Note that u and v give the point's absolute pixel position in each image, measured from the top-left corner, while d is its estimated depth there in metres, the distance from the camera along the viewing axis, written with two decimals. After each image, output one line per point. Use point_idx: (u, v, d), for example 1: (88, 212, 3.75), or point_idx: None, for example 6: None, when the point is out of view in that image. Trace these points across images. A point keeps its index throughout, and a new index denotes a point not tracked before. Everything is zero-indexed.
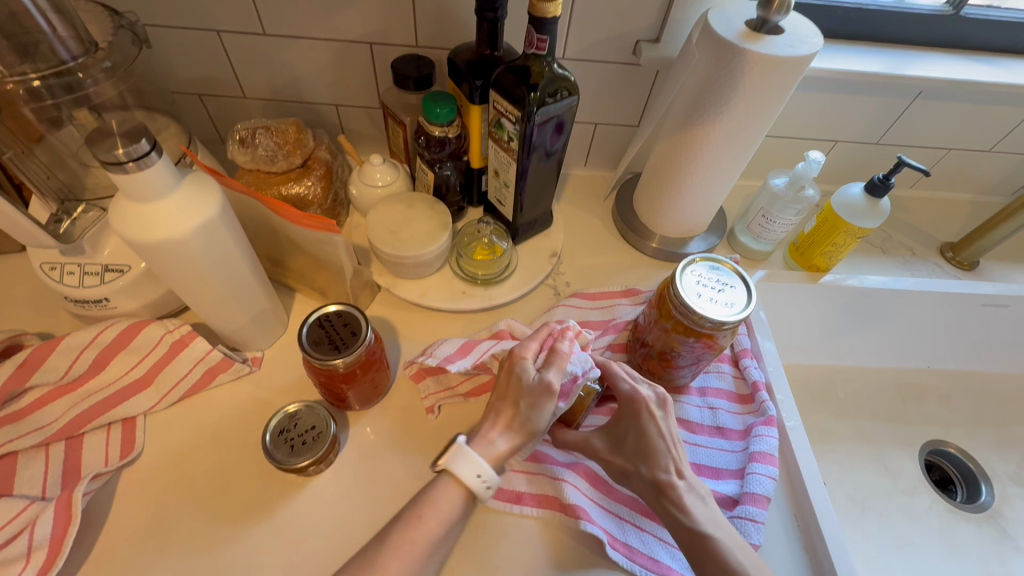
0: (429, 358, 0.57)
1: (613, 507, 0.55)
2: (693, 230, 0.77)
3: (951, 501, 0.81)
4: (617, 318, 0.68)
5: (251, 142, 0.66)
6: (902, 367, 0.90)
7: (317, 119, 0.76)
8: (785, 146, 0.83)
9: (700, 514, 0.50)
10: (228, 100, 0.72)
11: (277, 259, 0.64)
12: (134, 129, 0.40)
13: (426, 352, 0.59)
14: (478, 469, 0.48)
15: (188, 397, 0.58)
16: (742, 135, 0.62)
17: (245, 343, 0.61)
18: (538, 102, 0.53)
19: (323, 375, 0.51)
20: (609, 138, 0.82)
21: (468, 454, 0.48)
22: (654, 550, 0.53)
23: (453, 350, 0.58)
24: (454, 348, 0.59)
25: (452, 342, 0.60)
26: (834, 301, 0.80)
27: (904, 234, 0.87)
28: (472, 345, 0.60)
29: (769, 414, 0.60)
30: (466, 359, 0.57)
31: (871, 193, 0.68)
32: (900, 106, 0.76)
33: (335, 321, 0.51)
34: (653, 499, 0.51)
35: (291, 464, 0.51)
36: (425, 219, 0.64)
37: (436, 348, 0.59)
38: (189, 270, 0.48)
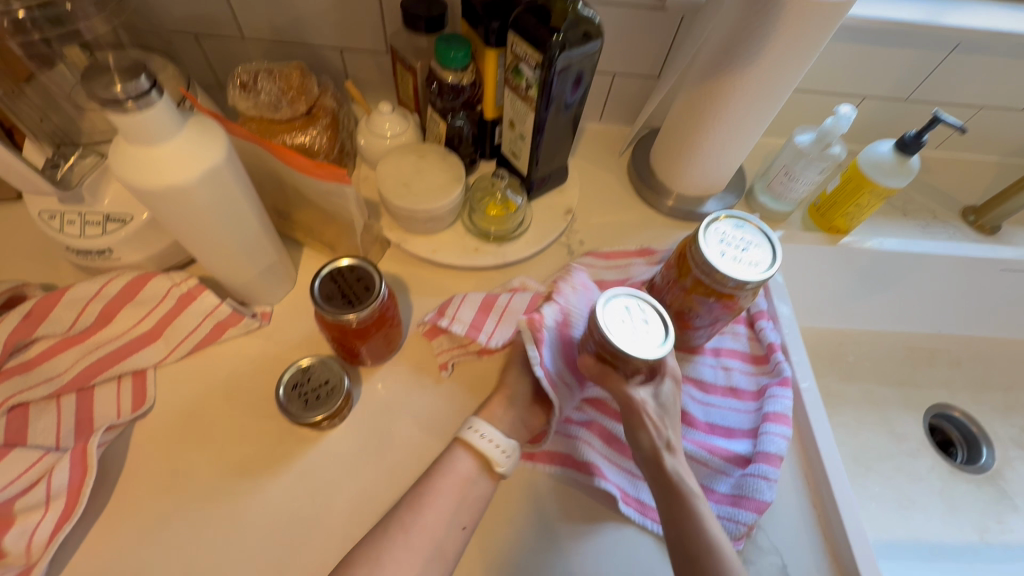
0: (454, 324, 0.57)
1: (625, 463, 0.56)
2: (713, 187, 0.74)
3: (952, 463, 0.82)
4: (631, 278, 0.67)
5: (254, 87, 0.63)
6: (913, 332, 0.90)
7: (321, 65, 0.72)
8: (810, 102, 0.79)
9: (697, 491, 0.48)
10: (226, 41, 0.68)
11: (285, 211, 0.62)
12: (132, 65, 0.37)
13: (445, 314, 0.58)
14: (478, 427, 0.50)
15: (198, 350, 0.58)
16: (773, 84, 0.59)
17: (255, 297, 0.59)
18: (561, 46, 0.50)
19: (336, 330, 0.50)
20: (626, 90, 0.78)
21: (473, 420, 0.51)
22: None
23: (475, 312, 0.58)
24: (475, 310, 0.58)
25: (472, 301, 0.59)
26: (851, 264, 0.78)
27: (927, 196, 0.85)
28: (494, 300, 0.59)
29: (784, 375, 0.60)
30: (491, 322, 0.58)
31: (901, 150, 0.66)
32: (936, 59, 0.72)
33: (348, 276, 0.50)
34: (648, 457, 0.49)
35: (306, 419, 0.51)
36: (437, 171, 0.62)
37: (456, 311, 0.58)
38: (195, 219, 0.46)
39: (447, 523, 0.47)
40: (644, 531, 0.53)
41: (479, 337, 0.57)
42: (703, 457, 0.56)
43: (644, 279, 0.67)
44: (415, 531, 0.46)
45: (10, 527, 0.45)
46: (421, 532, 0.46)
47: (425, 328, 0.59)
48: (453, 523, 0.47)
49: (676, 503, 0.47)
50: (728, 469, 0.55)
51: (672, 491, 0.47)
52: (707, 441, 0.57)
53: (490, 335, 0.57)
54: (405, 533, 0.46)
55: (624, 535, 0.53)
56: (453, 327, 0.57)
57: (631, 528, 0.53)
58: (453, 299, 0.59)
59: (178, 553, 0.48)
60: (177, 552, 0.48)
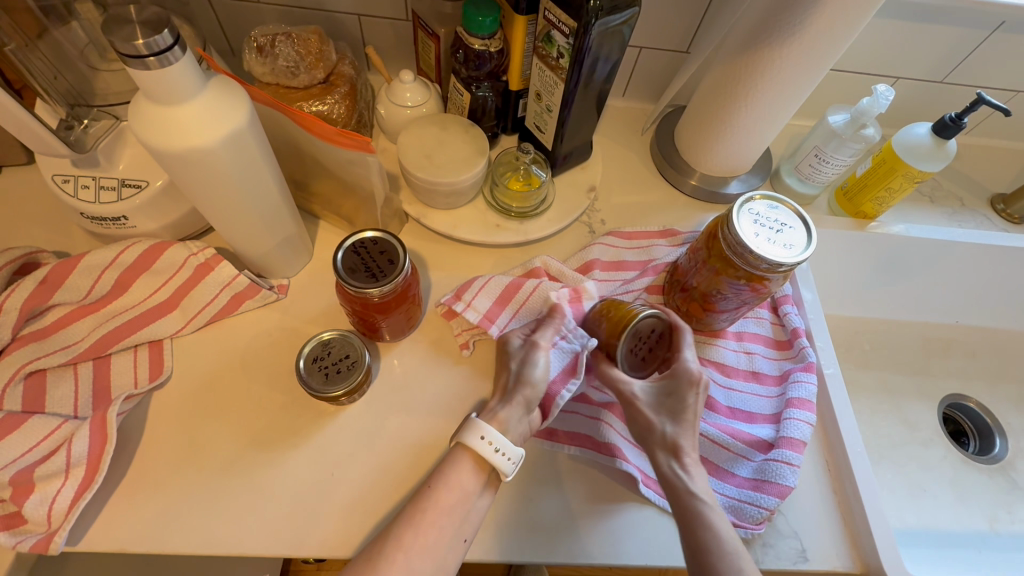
0: (469, 313, 0.56)
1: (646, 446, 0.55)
2: (738, 168, 0.72)
3: (965, 453, 0.81)
4: (653, 262, 0.65)
5: (271, 51, 0.60)
6: (932, 322, 0.88)
7: (337, 31, 0.69)
8: (842, 82, 0.76)
9: (701, 488, 0.48)
10: (239, 4, 0.65)
11: (303, 182, 0.61)
12: (155, 18, 0.35)
13: (463, 300, 0.57)
14: (484, 433, 0.48)
15: (215, 322, 0.57)
16: (811, 60, 0.56)
17: (273, 269, 0.58)
18: (598, 12, 0.48)
19: (358, 304, 0.49)
20: (653, 65, 0.75)
21: (479, 425, 0.48)
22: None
23: (492, 303, 0.57)
24: (492, 300, 0.57)
25: (489, 289, 0.58)
26: (875, 251, 0.77)
27: (955, 183, 0.83)
28: (515, 290, 0.58)
29: (809, 361, 0.59)
30: (505, 315, 0.57)
31: (939, 133, 0.64)
32: (977, 38, 0.69)
33: (371, 247, 0.48)
34: (663, 456, 0.49)
35: (327, 393, 0.50)
36: (460, 143, 0.60)
37: (474, 298, 0.57)
38: (215, 186, 0.45)
39: (449, 540, 0.45)
40: (663, 513, 0.53)
41: (491, 329, 0.56)
42: (726, 441, 0.55)
43: (664, 263, 0.65)
44: (416, 554, 0.43)
45: (30, 493, 0.44)
46: (421, 549, 0.44)
47: (443, 309, 0.58)
48: (455, 538, 0.45)
49: (683, 511, 0.47)
50: (750, 453, 0.55)
51: (680, 496, 0.47)
52: (729, 425, 0.56)
53: (503, 327, 0.57)
54: (403, 554, 0.43)
55: (644, 516, 0.52)
56: (468, 315, 0.56)
57: (651, 509, 0.53)
58: (473, 284, 0.58)
59: (198, 523, 0.48)
60: (197, 521, 0.48)
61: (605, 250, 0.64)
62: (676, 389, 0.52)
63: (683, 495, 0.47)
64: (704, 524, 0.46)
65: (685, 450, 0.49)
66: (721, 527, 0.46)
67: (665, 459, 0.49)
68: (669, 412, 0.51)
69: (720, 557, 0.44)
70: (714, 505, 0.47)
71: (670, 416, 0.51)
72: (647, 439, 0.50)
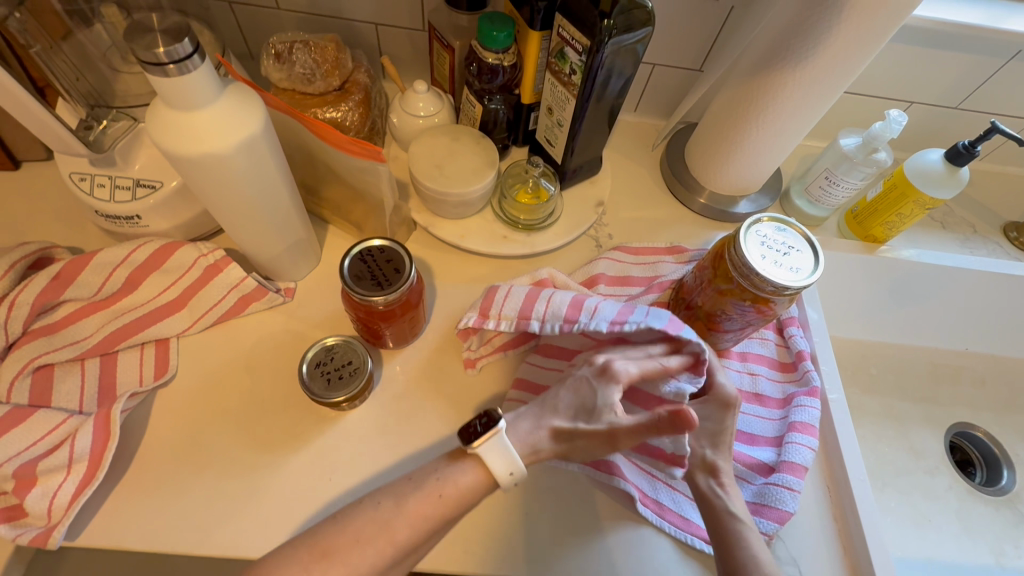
0: (501, 324, 0.53)
1: (646, 465, 0.55)
2: (748, 188, 0.72)
3: (971, 483, 0.80)
4: (660, 277, 0.64)
5: (288, 57, 0.61)
6: (939, 348, 0.88)
7: (355, 40, 0.71)
8: (855, 105, 0.76)
9: (739, 507, 0.48)
10: (261, 10, 0.67)
11: (313, 187, 0.61)
12: (175, 27, 0.36)
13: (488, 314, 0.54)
14: (509, 459, 0.43)
15: (221, 322, 0.57)
16: (825, 85, 0.56)
17: (280, 273, 0.59)
18: (611, 31, 0.48)
19: (362, 311, 0.50)
20: (665, 82, 0.76)
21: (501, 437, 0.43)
22: (685, 509, 0.53)
23: (519, 310, 0.52)
24: (519, 305, 0.53)
25: (515, 293, 0.53)
26: (883, 276, 0.76)
27: (968, 209, 0.82)
28: (539, 295, 0.52)
29: (813, 385, 0.59)
30: (538, 313, 0.51)
31: (953, 160, 0.64)
32: (993, 66, 0.69)
33: (377, 257, 0.49)
34: (700, 478, 0.50)
35: (328, 399, 0.50)
36: (471, 154, 0.60)
37: (500, 311, 0.53)
38: (229, 191, 0.45)
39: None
40: (661, 533, 0.52)
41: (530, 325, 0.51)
42: None
43: (671, 279, 0.64)
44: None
45: (32, 487, 0.45)
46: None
47: (460, 329, 0.56)
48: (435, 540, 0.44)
49: (719, 531, 0.47)
50: (750, 476, 0.54)
51: (716, 515, 0.48)
52: None
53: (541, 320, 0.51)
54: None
55: (640, 536, 0.52)
56: (501, 326, 0.53)
57: (647, 529, 0.52)
58: (496, 295, 0.53)
59: (196, 523, 0.48)
60: (195, 521, 0.48)
61: (611, 265, 0.65)
62: (713, 413, 0.51)
63: (724, 516, 0.48)
64: (743, 545, 0.46)
65: (722, 471, 0.50)
66: (756, 547, 0.46)
67: (703, 478, 0.50)
68: (707, 434, 0.50)
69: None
70: (750, 526, 0.47)
71: (711, 445, 0.51)
72: (685, 460, 0.51)
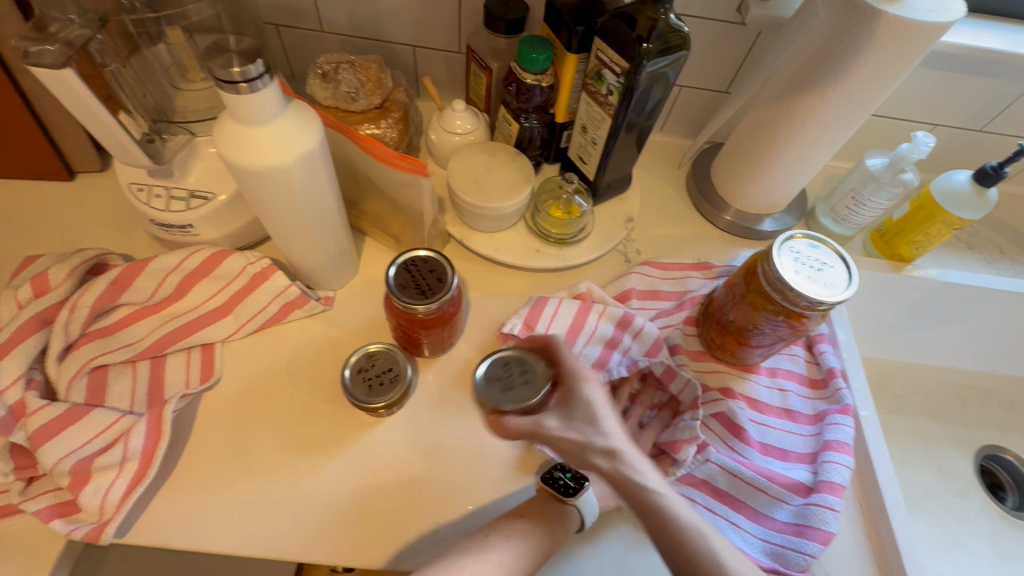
0: None
1: (682, 490, 0.55)
2: (775, 206, 0.74)
3: (1002, 507, 0.79)
4: (689, 295, 0.66)
5: (334, 77, 0.65)
6: (967, 369, 0.87)
7: (393, 61, 0.76)
8: (879, 126, 0.78)
9: (653, 481, 0.46)
10: (306, 33, 0.73)
11: (354, 199, 0.64)
12: (251, 49, 0.39)
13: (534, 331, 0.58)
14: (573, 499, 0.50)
15: (263, 329, 0.59)
16: (855, 107, 0.58)
17: (321, 281, 0.61)
18: (649, 56, 0.50)
19: (404, 318, 0.51)
20: (692, 103, 0.78)
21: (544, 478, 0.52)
22: (727, 532, 0.53)
23: (565, 331, 0.58)
24: (565, 328, 0.58)
25: (560, 317, 0.59)
26: (912, 295, 0.76)
27: (994, 231, 0.83)
28: (583, 319, 0.59)
29: (845, 402, 0.59)
30: (579, 341, 0.58)
31: (980, 181, 0.64)
32: (1018, 90, 0.71)
33: (421, 266, 0.50)
34: (606, 466, 0.48)
35: (370, 404, 0.51)
36: (506, 169, 0.62)
37: (547, 327, 0.58)
38: (284, 201, 0.48)
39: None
40: None
41: None
42: (763, 484, 0.54)
43: (698, 296, 0.66)
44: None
45: (87, 483, 0.46)
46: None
47: (501, 332, 0.59)
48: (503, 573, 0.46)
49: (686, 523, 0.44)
50: (788, 497, 0.54)
51: (634, 499, 0.45)
52: (766, 466, 0.56)
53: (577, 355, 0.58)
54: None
55: None
56: None
57: None
58: (545, 311, 0.59)
59: (240, 525, 0.49)
60: (240, 522, 0.49)
61: (641, 279, 0.65)
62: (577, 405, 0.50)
63: (670, 520, 0.44)
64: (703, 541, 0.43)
65: (624, 451, 0.48)
66: (714, 544, 0.44)
67: (603, 462, 0.48)
68: (585, 418, 0.50)
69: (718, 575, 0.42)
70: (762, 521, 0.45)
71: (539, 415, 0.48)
72: (580, 452, 0.49)
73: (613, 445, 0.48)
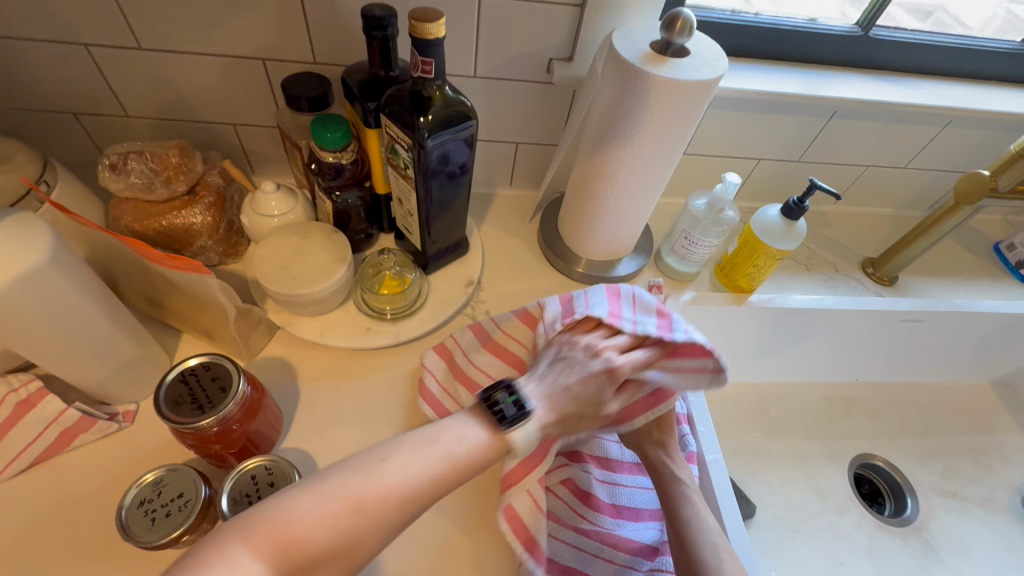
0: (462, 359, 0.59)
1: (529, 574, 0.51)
2: (619, 252, 0.74)
3: (878, 516, 0.81)
4: (603, 362, 0.47)
5: (123, 167, 0.59)
6: (831, 382, 0.91)
7: (214, 140, 0.73)
8: (708, 165, 0.82)
9: (684, 474, 0.54)
10: (110, 119, 0.69)
11: (156, 298, 0.58)
12: None
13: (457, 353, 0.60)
14: (462, 434, 0.41)
15: (43, 461, 0.52)
16: (657, 157, 0.59)
17: (114, 396, 0.54)
18: (429, 129, 0.50)
19: (190, 438, 0.46)
20: (531, 158, 0.79)
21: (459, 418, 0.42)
22: None
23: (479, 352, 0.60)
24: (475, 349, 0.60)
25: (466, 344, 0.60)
26: (762, 322, 0.79)
27: (827, 250, 0.88)
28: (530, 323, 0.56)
29: (690, 451, 0.59)
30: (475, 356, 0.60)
31: (787, 216, 0.68)
32: (819, 124, 0.77)
33: (201, 375, 0.46)
34: (647, 454, 0.56)
35: (150, 541, 0.44)
36: (320, 251, 0.59)
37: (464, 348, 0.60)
38: (18, 323, 0.42)
39: None
40: None
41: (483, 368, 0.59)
42: (608, 553, 0.53)
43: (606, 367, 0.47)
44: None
45: None
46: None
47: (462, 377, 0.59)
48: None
49: (669, 499, 0.53)
50: (636, 563, 0.53)
51: (663, 488, 0.54)
52: (613, 531, 0.54)
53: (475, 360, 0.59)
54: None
55: None
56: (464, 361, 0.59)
57: None
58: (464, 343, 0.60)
59: None
60: None
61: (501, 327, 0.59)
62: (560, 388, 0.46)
63: (684, 508, 0.51)
64: (684, 504, 0.52)
65: (668, 445, 0.56)
66: (683, 502, 0.52)
67: (655, 455, 0.56)
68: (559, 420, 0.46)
69: (700, 525, 0.50)
70: (694, 489, 0.53)
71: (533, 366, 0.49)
72: (638, 442, 0.57)
73: (658, 447, 0.56)
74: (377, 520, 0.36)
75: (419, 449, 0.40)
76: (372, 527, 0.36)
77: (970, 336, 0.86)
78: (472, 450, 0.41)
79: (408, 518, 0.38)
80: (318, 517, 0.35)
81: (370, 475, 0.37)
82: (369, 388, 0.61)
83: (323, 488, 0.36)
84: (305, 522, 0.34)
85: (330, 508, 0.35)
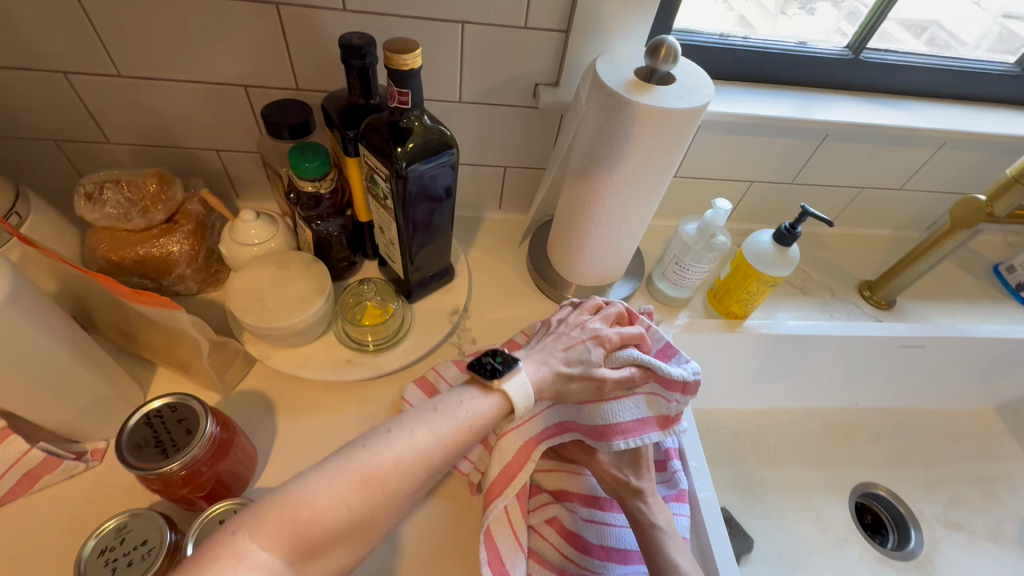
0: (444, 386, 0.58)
1: None
2: (609, 278, 0.73)
3: (881, 548, 0.78)
4: (591, 331, 0.53)
5: (99, 197, 0.58)
6: (830, 408, 0.88)
7: (198, 166, 0.72)
8: (700, 188, 0.81)
9: (661, 520, 0.52)
10: (92, 146, 0.68)
11: (129, 331, 0.57)
12: None
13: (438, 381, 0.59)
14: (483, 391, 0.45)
15: (6, 503, 0.50)
16: (644, 183, 0.58)
17: (83, 435, 0.52)
18: (407, 158, 0.48)
19: (155, 484, 0.44)
20: (520, 182, 0.78)
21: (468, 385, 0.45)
22: None
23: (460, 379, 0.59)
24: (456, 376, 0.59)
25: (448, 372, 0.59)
26: (757, 349, 0.77)
27: (824, 273, 0.87)
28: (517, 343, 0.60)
29: (680, 489, 0.58)
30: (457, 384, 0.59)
31: (779, 241, 0.66)
32: (811, 147, 0.75)
33: (167, 417, 0.44)
34: (627, 499, 0.53)
35: None
36: (299, 281, 0.57)
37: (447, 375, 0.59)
38: None
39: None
40: None
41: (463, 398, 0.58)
42: None
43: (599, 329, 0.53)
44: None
45: None
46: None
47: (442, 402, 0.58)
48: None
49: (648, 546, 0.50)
50: None
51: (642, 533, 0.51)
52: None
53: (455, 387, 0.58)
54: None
55: None
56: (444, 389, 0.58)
57: None
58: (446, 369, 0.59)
59: None
60: None
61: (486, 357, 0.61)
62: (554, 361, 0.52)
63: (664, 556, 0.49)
64: (666, 552, 0.49)
65: (647, 489, 0.53)
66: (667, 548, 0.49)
67: (632, 501, 0.53)
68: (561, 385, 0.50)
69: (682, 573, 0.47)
70: (673, 535, 0.51)
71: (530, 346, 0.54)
72: (617, 491, 0.54)
73: (638, 488, 0.53)
74: (389, 490, 0.38)
75: (427, 418, 0.41)
76: (400, 483, 0.38)
77: (971, 361, 0.84)
78: (484, 412, 0.44)
79: (431, 474, 0.40)
80: (331, 496, 0.35)
81: (375, 448, 0.38)
82: (349, 423, 0.59)
83: (333, 468, 0.36)
84: (318, 502, 0.35)
85: (342, 487, 0.36)
